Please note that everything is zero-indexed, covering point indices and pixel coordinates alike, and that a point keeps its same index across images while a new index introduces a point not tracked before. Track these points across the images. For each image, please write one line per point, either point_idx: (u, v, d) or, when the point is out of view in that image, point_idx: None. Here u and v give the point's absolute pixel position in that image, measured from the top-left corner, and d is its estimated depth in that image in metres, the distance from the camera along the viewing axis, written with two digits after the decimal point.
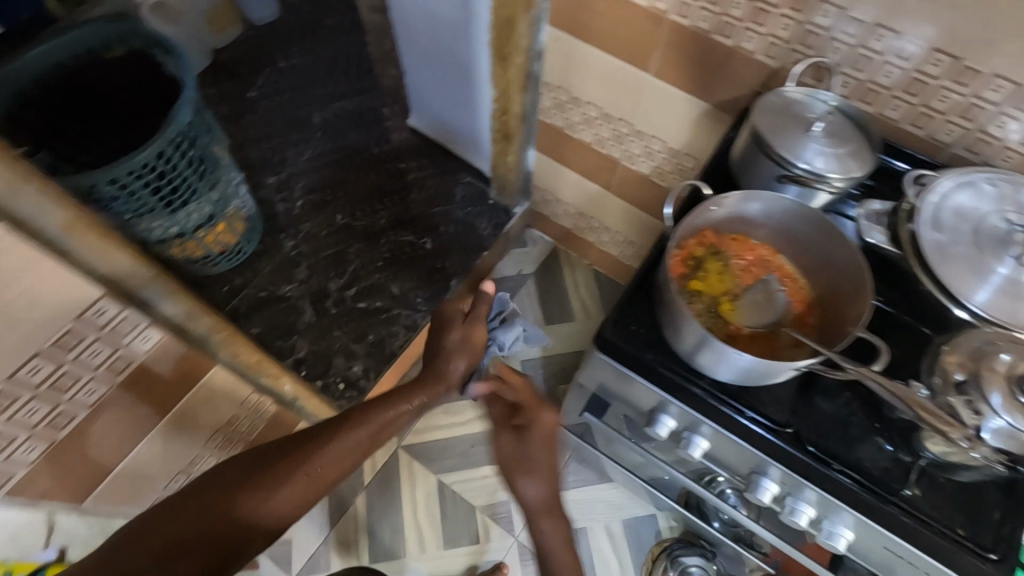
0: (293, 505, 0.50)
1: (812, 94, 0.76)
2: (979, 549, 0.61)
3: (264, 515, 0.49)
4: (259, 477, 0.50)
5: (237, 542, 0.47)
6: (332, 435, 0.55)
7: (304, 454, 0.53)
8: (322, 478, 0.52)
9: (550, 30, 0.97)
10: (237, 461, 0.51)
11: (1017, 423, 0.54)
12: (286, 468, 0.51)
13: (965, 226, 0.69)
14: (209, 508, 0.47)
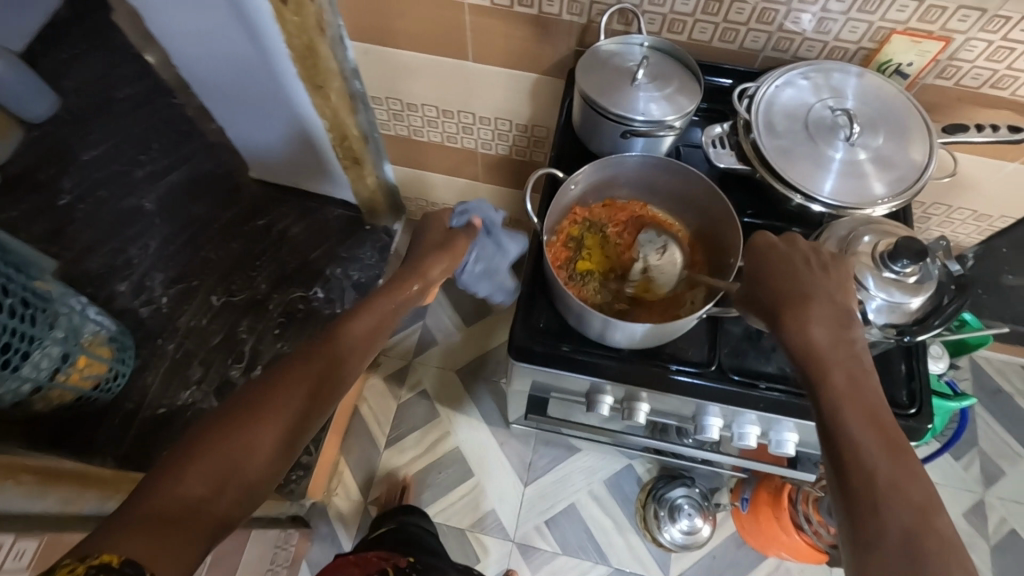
0: (300, 429, 0.44)
1: (626, 41, 0.77)
2: (898, 409, 0.67)
3: (274, 447, 0.42)
4: (235, 423, 0.41)
5: (251, 484, 0.39)
6: (316, 349, 0.48)
7: (291, 379, 0.45)
8: (322, 394, 0.46)
9: (354, 47, 1.01)
10: (219, 411, 0.42)
11: (891, 297, 0.58)
12: (279, 397, 0.43)
13: (796, 125, 0.74)
14: (200, 464, 0.38)
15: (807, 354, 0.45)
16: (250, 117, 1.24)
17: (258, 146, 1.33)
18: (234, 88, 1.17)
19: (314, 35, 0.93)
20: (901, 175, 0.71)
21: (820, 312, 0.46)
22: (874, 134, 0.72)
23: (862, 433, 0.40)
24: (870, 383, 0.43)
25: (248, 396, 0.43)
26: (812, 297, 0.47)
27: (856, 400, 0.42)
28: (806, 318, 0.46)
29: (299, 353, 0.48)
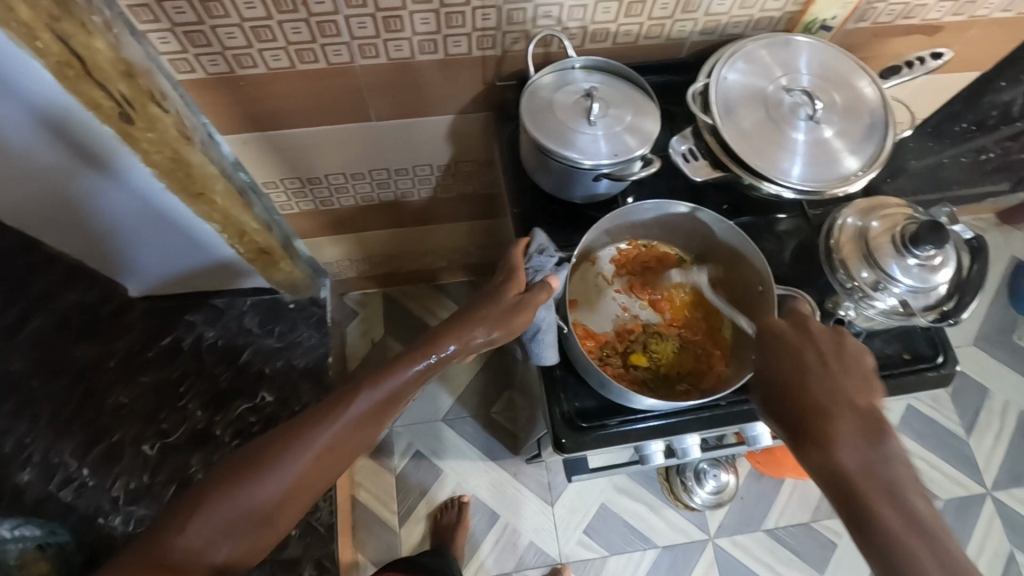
0: (283, 506, 0.53)
1: (561, 69, 0.71)
2: (928, 362, 0.70)
3: (262, 521, 0.53)
4: (289, 440, 0.55)
5: (240, 544, 0.52)
6: (301, 441, 0.55)
7: (277, 465, 0.53)
8: (352, 441, 0.57)
9: (228, 139, 0.85)
10: (229, 462, 0.54)
11: (918, 282, 0.58)
12: (266, 479, 0.53)
13: (757, 114, 0.70)
14: (206, 520, 0.50)
15: (839, 478, 0.50)
16: (108, 243, 1.02)
17: (130, 258, 1.09)
18: (70, 218, 0.93)
19: (180, 145, 0.74)
20: (863, 138, 0.71)
21: (844, 429, 0.52)
22: (828, 104, 0.71)
23: (920, 547, 0.45)
24: (910, 491, 0.48)
25: (249, 464, 0.53)
26: (838, 413, 0.54)
27: (900, 522, 0.47)
28: (834, 442, 0.52)
29: (285, 441, 0.55)
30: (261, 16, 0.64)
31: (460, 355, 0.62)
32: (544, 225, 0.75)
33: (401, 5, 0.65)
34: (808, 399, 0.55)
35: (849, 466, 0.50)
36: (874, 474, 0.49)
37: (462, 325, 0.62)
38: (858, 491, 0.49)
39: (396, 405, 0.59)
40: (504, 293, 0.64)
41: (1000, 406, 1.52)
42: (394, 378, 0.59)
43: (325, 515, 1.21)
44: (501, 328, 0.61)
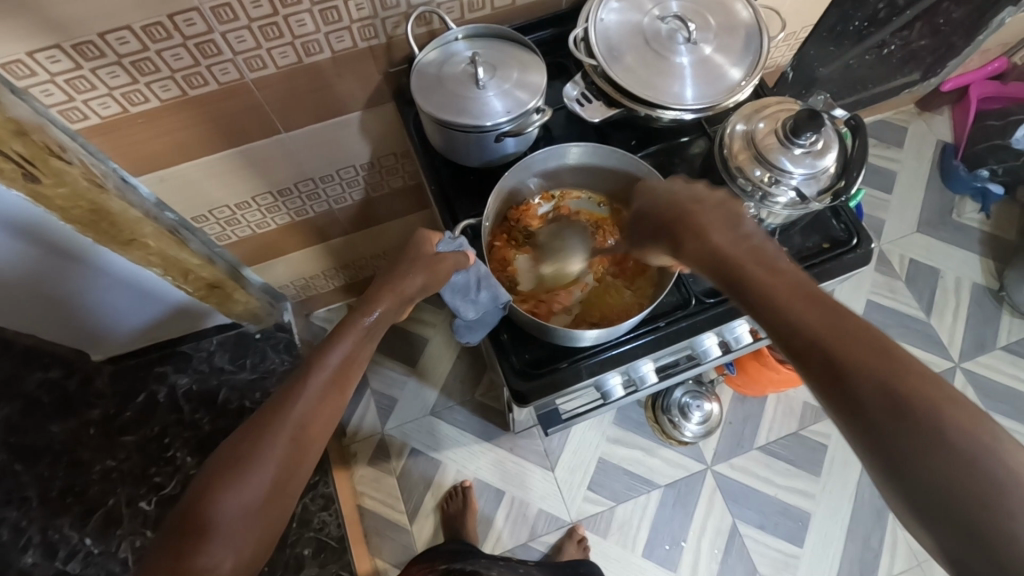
0: (273, 500, 0.53)
1: (443, 43, 0.73)
2: (845, 245, 0.74)
3: (257, 518, 0.52)
4: (260, 430, 0.54)
5: (248, 547, 0.52)
6: (268, 431, 0.54)
7: (253, 457, 0.53)
8: (325, 410, 0.57)
9: (143, 180, 0.84)
10: (205, 474, 0.53)
11: (810, 168, 0.61)
12: (250, 479, 0.52)
13: (638, 47, 0.73)
14: (203, 536, 0.50)
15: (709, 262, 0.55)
16: (64, 317, 0.99)
17: (84, 328, 1.06)
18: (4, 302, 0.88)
19: (94, 195, 0.76)
20: (742, 49, 0.74)
21: (707, 219, 0.58)
22: (703, 25, 0.74)
23: (780, 288, 0.50)
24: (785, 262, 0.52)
25: (224, 468, 0.53)
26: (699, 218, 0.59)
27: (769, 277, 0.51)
28: (701, 236, 0.57)
29: (252, 436, 0.54)
30: (137, 49, 0.65)
31: (394, 311, 0.64)
32: (465, 197, 0.78)
33: (273, 11, 0.67)
34: (673, 213, 0.61)
35: (715, 251, 0.55)
36: (739, 250, 0.54)
37: (390, 279, 0.63)
38: (731, 268, 0.54)
39: (351, 371, 0.60)
40: (421, 242, 0.66)
41: (952, 283, 1.59)
42: (345, 343, 0.60)
43: (333, 528, 1.23)
44: (432, 272, 0.64)
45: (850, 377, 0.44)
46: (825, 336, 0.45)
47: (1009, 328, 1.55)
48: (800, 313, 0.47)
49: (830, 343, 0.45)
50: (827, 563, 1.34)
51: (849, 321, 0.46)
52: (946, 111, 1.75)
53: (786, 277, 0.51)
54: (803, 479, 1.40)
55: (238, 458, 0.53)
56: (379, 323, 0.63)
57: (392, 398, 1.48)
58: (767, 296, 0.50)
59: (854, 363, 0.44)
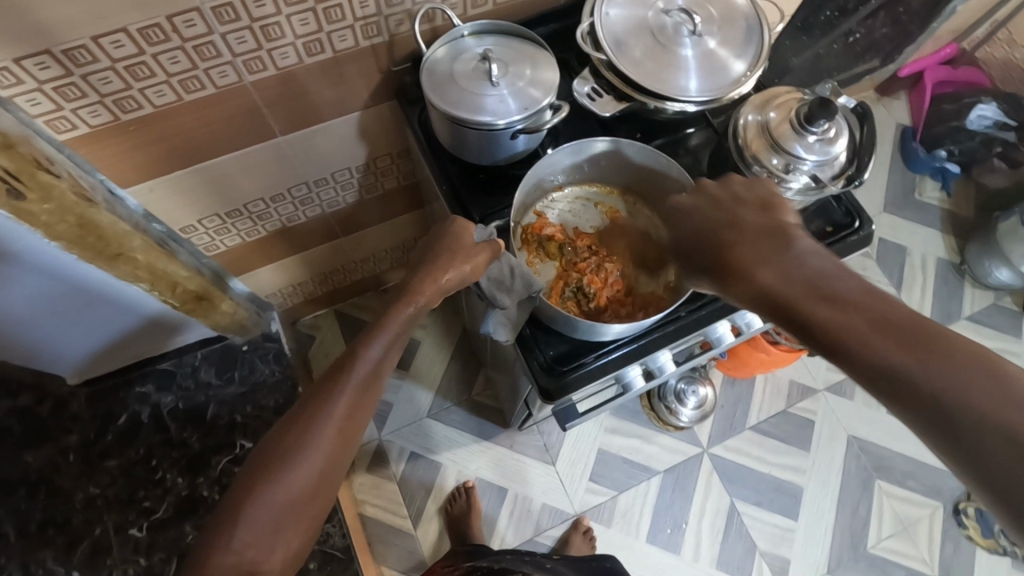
0: (318, 492, 0.53)
1: (451, 40, 0.72)
2: (848, 228, 0.77)
3: (302, 509, 0.52)
4: (299, 424, 0.54)
5: (290, 538, 0.52)
6: (313, 421, 0.54)
7: (298, 449, 0.52)
8: (362, 402, 0.57)
9: (131, 191, 0.81)
10: (246, 466, 0.53)
11: (822, 155, 0.63)
12: (291, 472, 0.52)
13: (645, 40, 0.73)
14: (250, 529, 0.50)
15: (772, 299, 0.54)
16: (21, 330, 0.92)
17: (66, 345, 1.02)
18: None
19: (83, 209, 0.71)
20: (744, 41, 0.76)
21: (755, 255, 0.56)
22: (705, 16, 0.75)
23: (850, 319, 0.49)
24: (846, 290, 0.51)
25: (269, 460, 0.52)
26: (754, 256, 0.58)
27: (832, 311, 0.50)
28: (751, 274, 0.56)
29: (294, 430, 0.53)
30: (132, 53, 0.62)
31: (434, 302, 0.63)
32: (477, 194, 0.77)
33: (275, 11, 0.64)
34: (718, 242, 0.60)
35: (774, 288, 0.54)
36: (798, 285, 0.53)
37: (431, 271, 0.62)
38: (794, 303, 0.52)
39: (386, 365, 0.59)
40: (460, 233, 0.64)
41: (919, 260, 1.67)
42: (384, 336, 0.59)
43: (338, 539, 1.20)
44: (469, 266, 0.63)
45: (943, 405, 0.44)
46: (918, 371, 0.45)
47: (971, 299, 1.64)
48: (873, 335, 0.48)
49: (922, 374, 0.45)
50: (821, 533, 1.39)
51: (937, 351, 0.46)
52: (903, 96, 1.83)
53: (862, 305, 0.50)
54: (794, 455, 1.45)
55: (279, 450, 0.52)
56: (415, 315, 0.62)
57: (387, 402, 1.46)
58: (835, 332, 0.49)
59: (939, 378, 0.45)
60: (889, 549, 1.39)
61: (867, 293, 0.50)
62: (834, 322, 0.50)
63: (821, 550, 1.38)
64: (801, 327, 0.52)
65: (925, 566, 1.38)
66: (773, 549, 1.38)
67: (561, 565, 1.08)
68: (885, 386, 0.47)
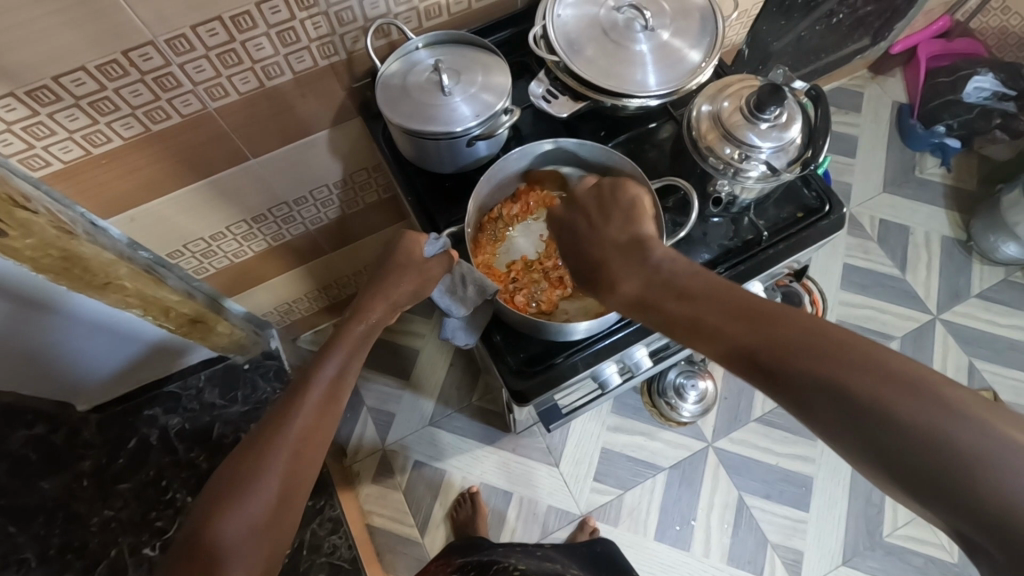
0: (282, 512, 0.54)
1: (405, 53, 0.73)
2: (818, 213, 0.76)
3: (266, 531, 0.53)
4: (258, 448, 0.55)
5: (260, 560, 0.53)
6: (271, 444, 0.55)
7: (256, 474, 0.53)
8: (321, 423, 0.58)
9: (113, 222, 0.83)
10: (210, 490, 0.54)
11: (777, 141, 0.63)
12: (254, 495, 0.53)
13: (597, 39, 0.74)
14: (211, 558, 0.51)
15: (635, 302, 0.56)
16: (31, 358, 0.94)
17: (72, 373, 1.05)
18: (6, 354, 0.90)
19: (65, 241, 0.75)
20: (698, 32, 0.75)
21: (616, 263, 0.59)
22: (658, 11, 0.76)
23: (709, 309, 0.51)
24: (694, 283, 0.53)
25: (228, 487, 0.53)
26: (610, 259, 0.60)
27: (685, 305, 0.52)
28: (614, 282, 0.59)
29: (254, 454, 0.54)
30: (94, 89, 0.64)
31: (387, 317, 0.64)
32: (443, 203, 0.78)
33: (230, 38, 0.66)
34: (586, 248, 0.62)
35: (631, 290, 0.57)
36: (654, 285, 0.55)
37: (381, 287, 0.64)
38: (653, 304, 0.55)
39: (344, 384, 0.60)
40: (409, 247, 0.65)
41: (922, 238, 1.63)
42: (337, 355, 0.61)
43: (344, 551, 1.24)
44: (421, 280, 0.65)
45: (787, 370, 0.45)
46: (754, 342, 0.47)
47: (980, 276, 1.59)
48: (734, 332, 0.48)
49: (758, 344, 0.47)
50: (834, 523, 1.36)
51: (778, 328, 0.47)
52: (899, 72, 1.79)
53: (714, 294, 0.52)
54: (802, 445, 1.43)
55: (242, 473, 0.54)
56: (370, 332, 0.64)
57: (389, 412, 1.47)
58: (684, 317, 0.52)
59: (786, 353, 0.45)
60: (907, 536, 1.35)
61: (717, 287, 0.52)
62: (683, 293, 0.53)
63: (835, 540, 1.35)
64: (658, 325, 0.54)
65: (946, 552, 1.34)
66: (786, 541, 1.35)
67: (554, 552, 1.09)
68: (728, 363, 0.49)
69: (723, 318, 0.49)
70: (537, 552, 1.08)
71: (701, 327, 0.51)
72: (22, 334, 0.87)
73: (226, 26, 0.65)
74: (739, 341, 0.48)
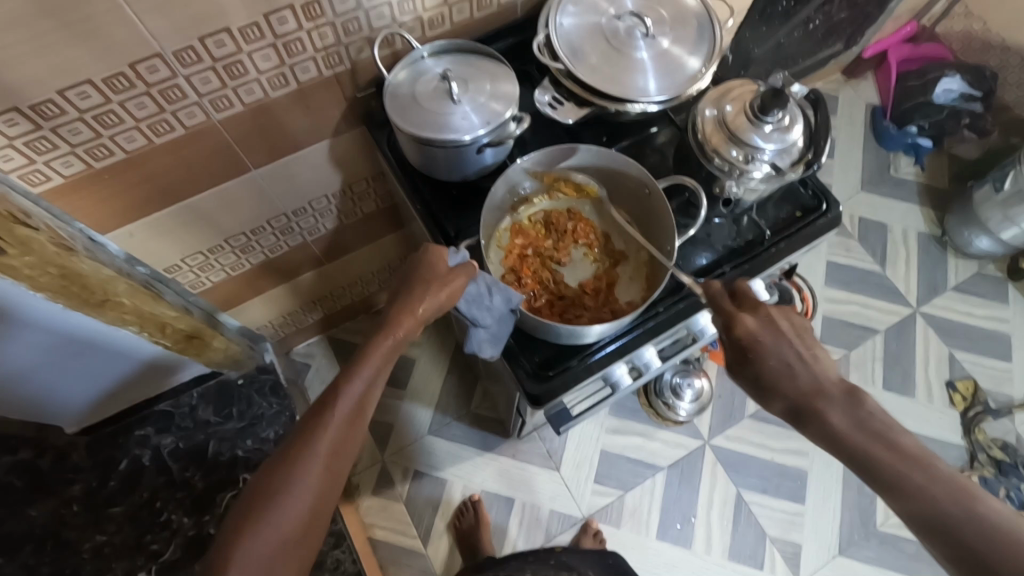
0: (306, 532, 0.54)
1: (411, 62, 0.74)
2: (816, 212, 0.78)
3: (293, 548, 0.53)
4: (282, 470, 0.54)
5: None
6: (297, 460, 0.54)
7: (285, 495, 0.53)
8: (345, 443, 0.57)
9: (111, 238, 0.82)
10: (233, 509, 0.54)
11: (780, 143, 0.65)
12: (279, 513, 0.52)
13: (599, 46, 0.75)
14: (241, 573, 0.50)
15: (848, 444, 0.59)
16: (17, 381, 0.90)
17: (68, 392, 1.02)
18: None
19: (63, 258, 0.73)
20: (696, 39, 0.78)
21: (834, 403, 0.61)
22: (656, 19, 0.77)
23: (918, 477, 0.56)
24: (913, 447, 0.58)
25: (256, 502, 0.53)
26: (826, 394, 0.61)
27: (904, 466, 0.57)
28: (827, 418, 0.61)
29: (280, 470, 0.54)
30: (99, 103, 0.63)
31: (415, 333, 0.63)
32: (451, 210, 0.79)
33: (236, 49, 0.66)
34: (786, 376, 0.63)
35: (847, 433, 0.59)
36: (870, 433, 0.59)
37: (408, 302, 0.63)
38: (868, 459, 0.58)
39: (368, 403, 0.60)
40: (431, 262, 0.65)
41: (900, 235, 1.69)
42: (363, 373, 0.59)
43: (349, 565, 1.22)
44: (446, 294, 0.64)
45: (980, 555, 0.52)
46: (968, 525, 0.53)
47: (956, 269, 1.65)
48: (941, 501, 0.54)
49: (975, 531, 0.52)
50: (829, 515, 1.39)
51: (985, 512, 0.53)
52: (870, 76, 1.86)
53: (925, 465, 0.56)
54: (796, 439, 1.46)
55: (267, 492, 0.53)
56: (398, 347, 0.62)
57: (386, 423, 1.46)
58: (896, 481, 0.56)
59: (990, 542, 0.52)
60: (900, 525, 1.39)
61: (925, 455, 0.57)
62: (905, 459, 0.57)
63: (832, 532, 1.38)
64: (867, 472, 0.58)
65: None
66: (784, 534, 1.38)
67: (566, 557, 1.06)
68: (925, 534, 0.55)
69: (933, 487, 0.55)
70: (549, 559, 1.05)
71: (906, 496, 0.56)
72: (5, 356, 0.83)
73: (233, 38, 0.64)
74: (948, 515, 0.54)
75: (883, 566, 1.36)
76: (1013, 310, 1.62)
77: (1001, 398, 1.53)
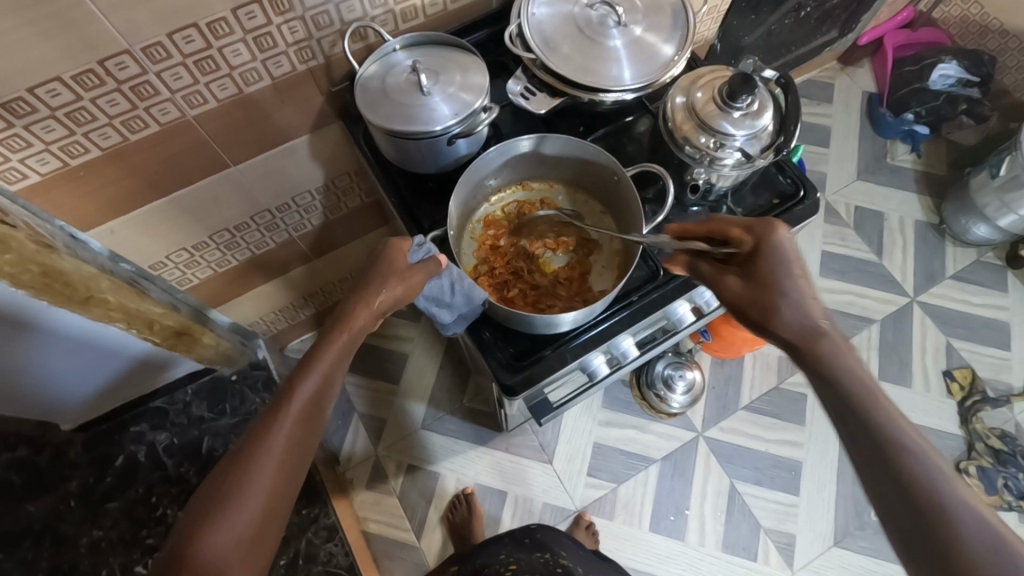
0: (263, 530, 0.54)
1: (383, 55, 0.74)
2: (793, 199, 0.78)
3: (250, 548, 0.53)
4: (237, 470, 0.54)
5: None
6: (252, 458, 0.55)
7: (240, 493, 0.53)
8: (301, 440, 0.58)
9: (93, 235, 0.82)
10: (189, 512, 0.54)
11: (751, 129, 0.65)
12: (235, 512, 0.52)
13: (572, 35, 0.75)
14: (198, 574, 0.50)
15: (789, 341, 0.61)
16: (12, 379, 0.92)
17: (63, 390, 1.03)
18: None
19: (45, 256, 0.75)
20: (670, 27, 0.77)
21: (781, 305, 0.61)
22: (630, 7, 0.77)
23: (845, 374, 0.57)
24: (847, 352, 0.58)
25: (211, 502, 0.53)
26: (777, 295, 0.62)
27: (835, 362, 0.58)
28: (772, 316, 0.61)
29: (235, 469, 0.54)
30: (70, 100, 0.64)
31: (371, 325, 0.64)
32: (427, 203, 0.79)
33: (206, 45, 0.66)
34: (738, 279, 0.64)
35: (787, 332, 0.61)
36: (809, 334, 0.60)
37: (363, 296, 0.64)
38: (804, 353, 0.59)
39: (325, 399, 0.60)
40: (392, 256, 0.66)
41: (897, 224, 1.67)
42: (318, 369, 0.60)
43: (342, 558, 1.26)
44: (405, 286, 0.65)
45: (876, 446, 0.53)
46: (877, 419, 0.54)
47: (954, 258, 1.63)
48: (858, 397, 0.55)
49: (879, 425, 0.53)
50: (824, 505, 1.39)
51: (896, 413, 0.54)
52: (866, 63, 1.83)
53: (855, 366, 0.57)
54: (790, 430, 1.45)
55: (223, 492, 0.53)
56: (355, 339, 0.63)
57: (380, 418, 1.47)
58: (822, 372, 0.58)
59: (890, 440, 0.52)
60: None
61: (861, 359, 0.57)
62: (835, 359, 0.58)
63: (827, 522, 1.37)
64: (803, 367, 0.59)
65: None
66: (778, 525, 1.37)
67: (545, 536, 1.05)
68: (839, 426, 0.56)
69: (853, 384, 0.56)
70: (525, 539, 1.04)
71: (829, 385, 0.57)
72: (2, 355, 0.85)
73: (202, 34, 0.65)
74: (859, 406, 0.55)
75: (879, 556, 1.35)
76: (1013, 297, 1.60)
77: (1000, 386, 1.51)
